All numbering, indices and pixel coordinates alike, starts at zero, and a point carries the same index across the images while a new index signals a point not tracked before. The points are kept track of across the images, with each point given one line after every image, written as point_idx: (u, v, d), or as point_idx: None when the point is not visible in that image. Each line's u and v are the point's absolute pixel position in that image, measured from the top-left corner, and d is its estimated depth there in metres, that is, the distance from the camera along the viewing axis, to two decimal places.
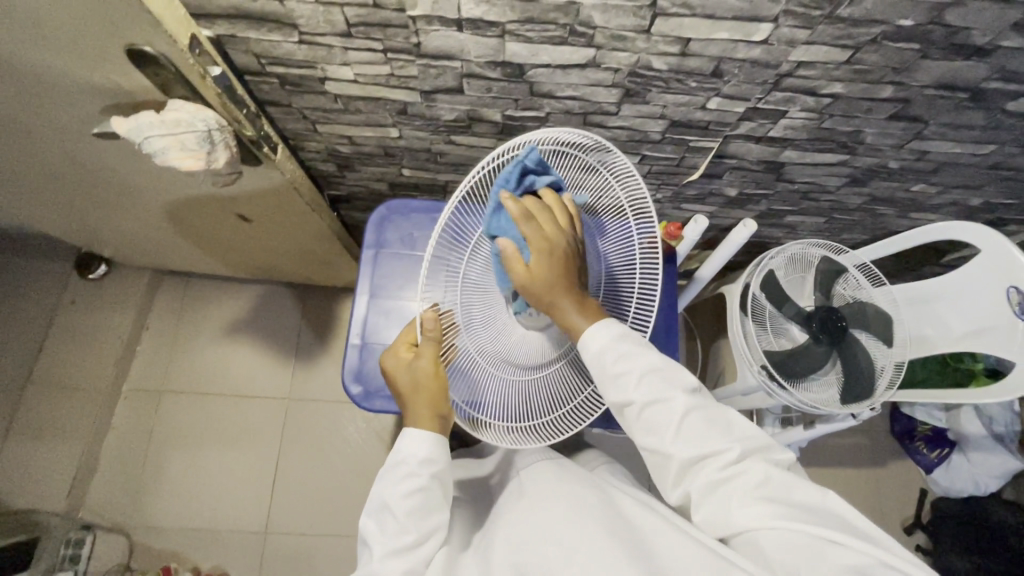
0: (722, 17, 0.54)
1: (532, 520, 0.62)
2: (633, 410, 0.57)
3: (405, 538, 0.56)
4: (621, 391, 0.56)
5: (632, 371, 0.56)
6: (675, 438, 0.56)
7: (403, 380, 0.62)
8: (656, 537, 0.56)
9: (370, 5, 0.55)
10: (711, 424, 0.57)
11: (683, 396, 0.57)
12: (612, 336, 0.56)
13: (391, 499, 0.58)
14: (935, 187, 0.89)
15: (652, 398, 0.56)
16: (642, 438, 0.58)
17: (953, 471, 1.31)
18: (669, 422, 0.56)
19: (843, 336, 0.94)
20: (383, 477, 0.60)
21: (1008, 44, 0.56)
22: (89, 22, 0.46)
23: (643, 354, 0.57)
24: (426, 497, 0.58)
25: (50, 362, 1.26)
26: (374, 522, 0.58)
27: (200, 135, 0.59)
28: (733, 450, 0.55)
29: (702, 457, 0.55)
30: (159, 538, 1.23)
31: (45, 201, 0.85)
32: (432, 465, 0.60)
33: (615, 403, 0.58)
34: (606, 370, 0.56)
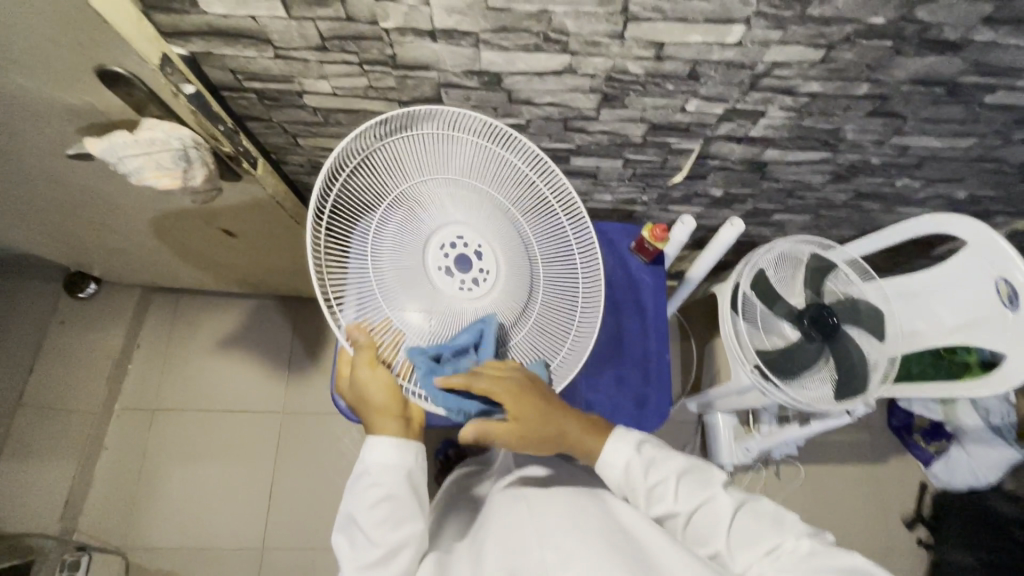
0: (695, 20, 0.54)
1: (526, 519, 0.61)
2: (678, 519, 0.62)
3: (372, 552, 0.56)
4: (663, 501, 0.62)
5: (668, 477, 0.63)
6: (714, 533, 0.60)
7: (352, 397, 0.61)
8: (661, 557, 0.56)
9: (343, 18, 0.55)
10: (756, 517, 0.59)
11: (722, 494, 0.62)
12: (633, 452, 0.64)
13: (357, 513, 0.58)
14: (920, 182, 0.89)
15: (692, 504, 0.61)
16: (690, 547, 0.62)
17: (952, 464, 1.29)
18: (713, 522, 0.60)
19: (835, 332, 0.94)
20: (350, 492, 0.60)
21: (980, 38, 0.56)
22: (59, 46, 0.47)
23: (670, 461, 0.65)
24: (394, 508, 0.58)
25: (41, 383, 1.26)
26: (345, 537, 0.59)
27: (175, 153, 0.59)
28: (784, 539, 0.57)
29: (759, 555, 0.57)
30: (154, 557, 1.21)
31: (28, 220, 0.85)
32: (404, 472, 0.60)
33: (660, 516, 0.62)
34: (643, 484, 0.63)
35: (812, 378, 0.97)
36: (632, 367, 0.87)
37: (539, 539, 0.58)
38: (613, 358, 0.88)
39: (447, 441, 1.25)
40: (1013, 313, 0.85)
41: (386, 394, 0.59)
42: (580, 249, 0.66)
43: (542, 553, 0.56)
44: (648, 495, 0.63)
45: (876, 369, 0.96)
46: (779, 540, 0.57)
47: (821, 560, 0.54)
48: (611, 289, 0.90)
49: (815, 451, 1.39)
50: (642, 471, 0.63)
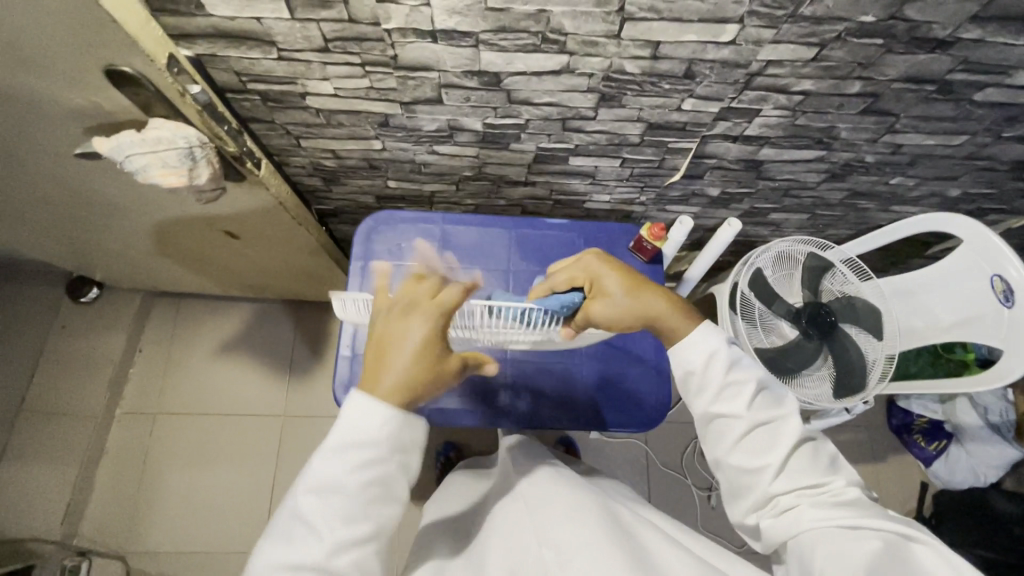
0: (689, 20, 0.55)
1: (526, 522, 0.63)
2: (738, 427, 0.59)
3: (361, 529, 0.51)
4: (732, 404, 0.59)
5: (748, 383, 0.59)
6: (769, 449, 0.58)
7: (393, 337, 0.54)
8: (659, 555, 0.57)
9: (345, 20, 0.57)
10: (815, 455, 0.58)
11: (794, 423, 0.59)
12: (720, 344, 0.61)
13: (344, 479, 0.52)
14: (913, 180, 0.91)
15: (760, 418, 0.58)
16: (730, 456, 0.59)
17: (954, 462, 1.29)
18: (773, 440, 0.58)
19: (832, 330, 0.96)
20: (329, 452, 0.52)
21: (968, 36, 0.58)
22: (70, 47, 0.48)
23: (754, 370, 0.60)
24: (385, 482, 0.53)
25: (43, 388, 1.26)
26: (318, 500, 0.51)
27: (181, 151, 0.61)
28: (834, 480, 0.56)
29: (804, 487, 0.56)
30: (154, 562, 1.21)
31: (33, 223, 0.86)
32: (399, 441, 0.54)
33: (719, 416, 0.60)
34: (716, 382, 0.60)
35: (812, 376, 0.98)
36: (630, 364, 0.88)
37: (538, 539, 0.60)
38: (612, 355, 0.88)
39: (448, 443, 1.26)
40: (1009, 309, 0.86)
41: (420, 363, 0.53)
42: None
43: (542, 551, 0.58)
44: (718, 392, 0.60)
45: (873, 367, 0.95)
46: (828, 478, 0.56)
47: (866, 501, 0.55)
48: None
49: None
50: (722, 368, 0.60)
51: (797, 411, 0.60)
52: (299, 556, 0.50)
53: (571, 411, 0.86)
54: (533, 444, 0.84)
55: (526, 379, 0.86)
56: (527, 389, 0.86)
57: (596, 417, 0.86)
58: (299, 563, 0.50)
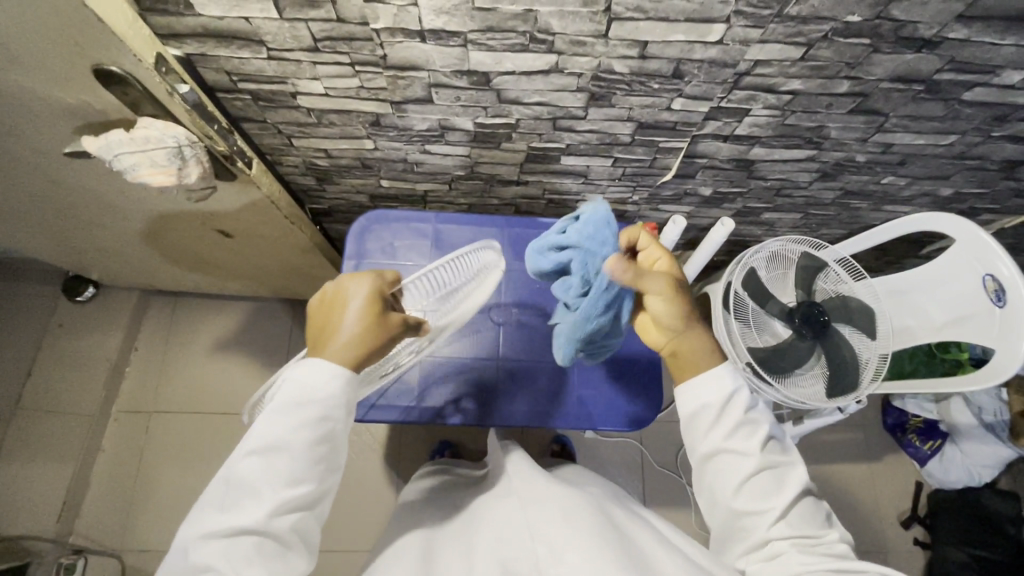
0: (676, 20, 0.56)
1: (519, 514, 0.63)
2: (744, 467, 0.62)
3: (302, 488, 0.55)
4: (741, 443, 0.63)
5: (760, 427, 0.64)
6: (769, 494, 0.62)
7: (337, 302, 0.57)
8: (636, 549, 0.58)
9: (334, 20, 0.57)
10: (810, 510, 0.63)
11: (796, 476, 0.63)
12: (736, 389, 0.65)
13: (291, 440, 0.55)
14: (905, 179, 0.91)
15: (767, 462, 0.63)
16: (733, 497, 0.62)
17: (947, 462, 1.29)
18: (775, 486, 0.62)
19: (826, 330, 0.95)
20: (271, 415, 0.55)
21: (954, 35, 0.58)
22: (57, 45, 0.48)
23: (763, 421, 0.65)
24: (329, 443, 0.57)
25: (39, 387, 1.26)
26: (258, 462, 0.54)
27: (170, 150, 0.61)
28: (828, 533, 0.61)
29: (800, 534, 0.60)
30: (149, 560, 1.22)
31: (27, 222, 0.86)
32: (344, 402, 0.57)
33: (727, 454, 0.63)
34: (732, 419, 0.64)
35: (805, 376, 0.98)
36: (623, 365, 0.89)
37: (532, 534, 0.59)
38: (601, 355, 0.89)
39: (443, 442, 1.26)
40: (1001, 309, 0.86)
41: (364, 329, 0.56)
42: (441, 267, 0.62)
43: (533, 546, 0.57)
44: (733, 429, 0.63)
45: (867, 366, 0.95)
46: (823, 531, 0.61)
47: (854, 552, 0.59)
48: None
49: (810, 451, 1.40)
50: (738, 409, 0.64)
51: (800, 463, 0.65)
52: (241, 519, 0.53)
53: (561, 410, 0.86)
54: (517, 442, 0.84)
55: (516, 378, 0.87)
56: (518, 389, 0.86)
57: (586, 416, 0.86)
58: (239, 524, 0.52)
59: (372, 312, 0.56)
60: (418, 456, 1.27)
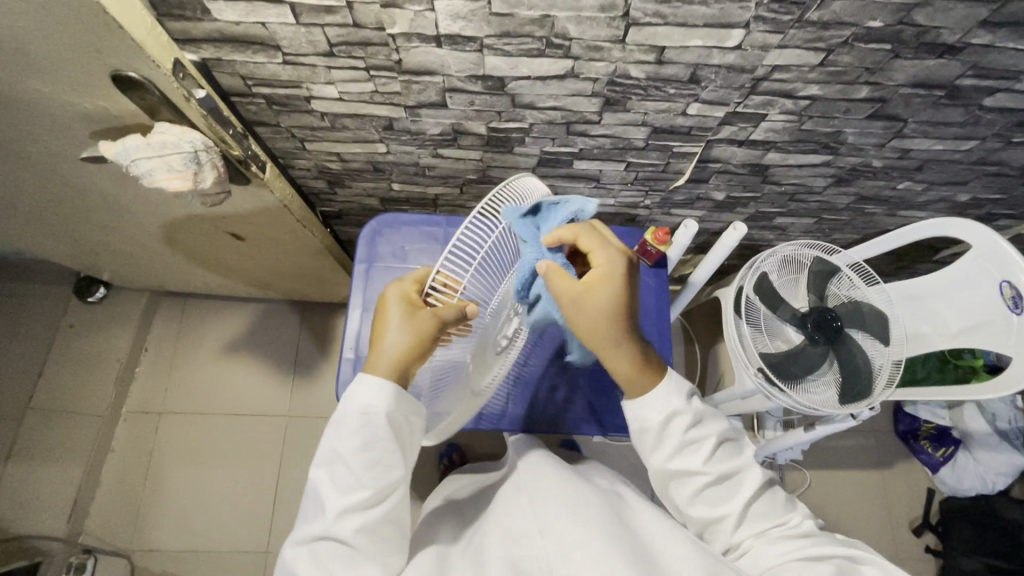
0: (695, 25, 0.55)
1: (527, 509, 0.61)
2: (697, 480, 0.62)
3: (361, 493, 0.55)
4: (689, 458, 0.62)
5: (706, 438, 0.63)
6: (726, 499, 0.62)
7: (377, 326, 0.56)
8: (663, 545, 0.55)
9: (350, 25, 0.57)
10: (771, 498, 0.63)
11: (753, 470, 0.63)
12: (680, 400, 0.63)
13: (346, 451, 0.56)
14: (922, 185, 0.90)
15: (719, 470, 0.62)
16: (692, 505, 0.63)
17: (960, 469, 1.28)
18: (732, 489, 0.62)
19: (839, 335, 0.93)
20: (332, 428, 0.58)
21: (978, 41, 0.57)
22: (75, 50, 0.48)
23: (713, 423, 0.64)
24: (383, 449, 0.56)
25: (50, 387, 1.27)
26: (324, 471, 0.57)
27: (186, 155, 0.61)
28: (791, 517, 0.61)
29: (762, 523, 0.61)
30: (158, 560, 1.22)
31: (41, 223, 0.87)
32: (393, 412, 0.57)
33: (677, 472, 0.62)
34: (676, 438, 0.62)
35: (817, 382, 0.96)
36: None
37: (539, 530, 0.57)
38: None
39: (452, 445, 1.26)
40: (1018, 316, 0.84)
41: (405, 343, 0.54)
42: (472, 260, 0.51)
43: (543, 544, 0.55)
44: (679, 448, 0.62)
45: (881, 373, 0.94)
46: (786, 515, 0.62)
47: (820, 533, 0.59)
48: None
49: (821, 457, 1.38)
50: (684, 424, 0.62)
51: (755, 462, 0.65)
52: (316, 528, 0.55)
53: (571, 416, 0.86)
54: (537, 441, 0.82)
55: (527, 383, 0.86)
56: (529, 394, 0.86)
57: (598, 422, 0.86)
58: (312, 533, 0.55)
59: (404, 325, 0.54)
60: (426, 458, 1.27)
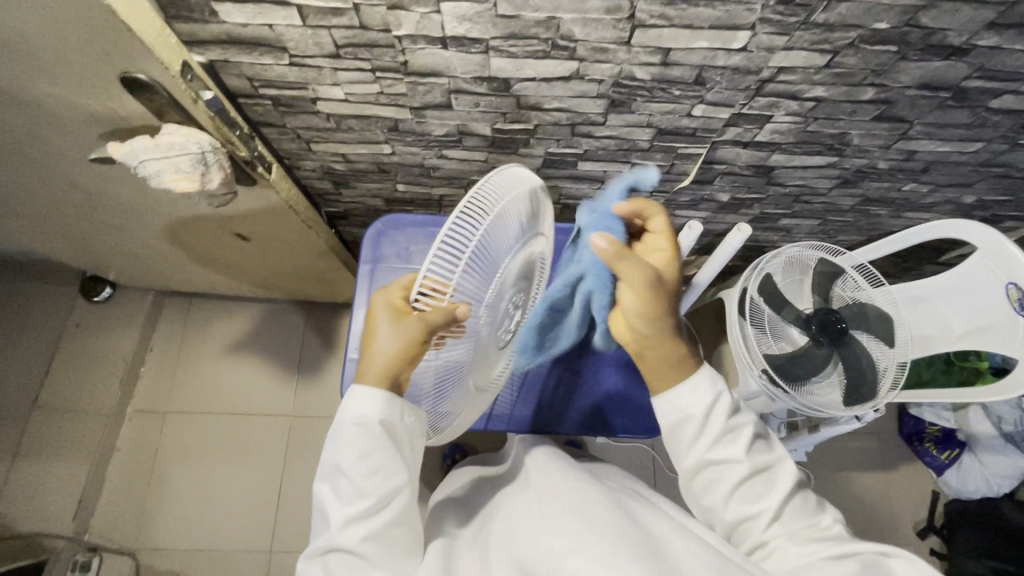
0: (700, 27, 0.55)
1: (535, 510, 0.61)
2: (736, 470, 0.61)
3: (362, 503, 0.56)
4: (729, 448, 0.62)
5: (744, 429, 0.63)
6: (761, 494, 0.61)
7: (368, 335, 0.55)
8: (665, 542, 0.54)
9: (357, 27, 0.57)
10: (802, 498, 0.62)
11: (785, 468, 0.63)
12: (720, 391, 0.64)
13: (345, 465, 0.57)
14: (927, 186, 0.90)
15: (757, 462, 0.62)
16: (729, 499, 0.61)
17: (964, 472, 1.28)
18: (766, 484, 0.62)
19: (843, 337, 0.93)
20: (331, 442, 0.59)
21: (984, 43, 0.57)
22: (85, 52, 0.48)
23: (748, 417, 0.65)
24: (380, 459, 0.57)
25: (56, 385, 1.28)
26: (328, 487, 0.58)
27: (194, 157, 0.61)
28: (820, 517, 0.61)
29: (794, 519, 0.60)
30: (163, 559, 1.22)
31: (49, 223, 0.87)
32: (386, 423, 0.57)
33: (716, 461, 0.62)
34: (716, 427, 0.62)
35: (822, 384, 0.96)
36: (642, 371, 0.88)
37: (546, 527, 0.57)
38: (618, 362, 0.88)
39: (455, 445, 1.26)
40: None
41: (393, 353, 0.53)
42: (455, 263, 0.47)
43: (550, 541, 0.55)
44: (717, 437, 0.62)
45: (885, 376, 0.94)
46: (817, 517, 0.61)
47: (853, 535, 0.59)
48: None
49: (824, 459, 1.38)
50: (723, 413, 0.63)
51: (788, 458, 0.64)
52: (325, 540, 0.57)
53: (573, 416, 0.86)
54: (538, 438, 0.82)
55: (531, 384, 0.86)
56: (534, 394, 0.86)
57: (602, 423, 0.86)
58: (323, 544, 0.57)
59: (392, 335, 0.52)
60: (430, 459, 1.28)
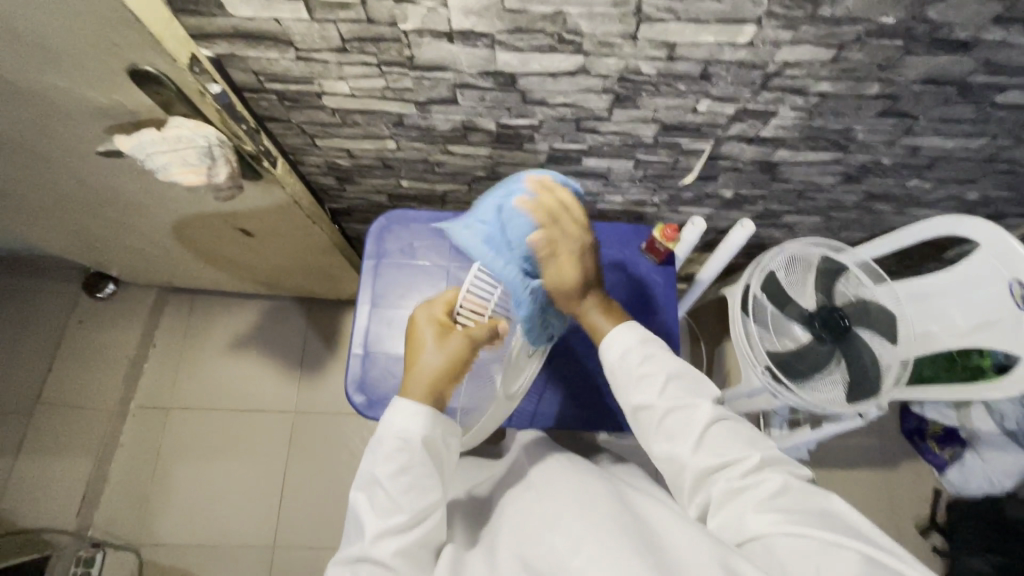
0: (707, 21, 0.55)
1: (539, 507, 0.61)
2: (652, 414, 0.60)
3: (399, 517, 0.55)
4: (644, 393, 0.61)
5: (656, 373, 0.61)
6: (680, 434, 0.58)
7: (417, 349, 0.64)
8: (668, 536, 0.53)
9: (363, 21, 0.57)
10: (736, 436, 0.58)
11: (708, 405, 0.60)
12: (635, 341, 0.64)
13: (381, 476, 0.56)
14: (931, 182, 0.90)
15: (672, 403, 0.60)
16: (653, 442, 0.61)
17: (966, 470, 1.26)
18: (688, 426, 0.59)
19: (845, 334, 0.93)
20: (371, 452, 0.59)
21: (990, 37, 0.57)
22: (94, 45, 0.48)
23: (669, 360, 0.63)
24: (417, 473, 0.57)
25: (60, 381, 1.28)
26: (364, 495, 0.57)
27: (200, 150, 0.61)
28: (749, 459, 0.56)
29: (721, 463, 0.56)
30: (166, 554, 1.23)
31: (54, 219, 0.88)
32: (427, 439, 0.59)
33: (635, 408, 0.62)
34: (631, 371, 0.63)
35: (824, 381, 0.95)
36: None
37: (549, 524, 0.57)
38: None
39: None
40: None
41: (445, 363, 0.62)
42: None
43: (553, 539, 0.55)
44: (632, 380, 0.62)
45: (889, 372, 0.94)
46: (746, 454, 0.57)
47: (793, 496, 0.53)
48: (616, 287, 0.91)
49: (826, 455, 1.38)
50: (637, 359, 0.63)
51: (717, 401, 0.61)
52: (356, 550, 0.55)
53: (576, 411, 0.86)
54: (544, 439, 0.81)
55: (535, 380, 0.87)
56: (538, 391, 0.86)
57: (606, 418, 0.86)
58: (350, 555, 0.55)
59: (445, 350, 0.62)
60: None
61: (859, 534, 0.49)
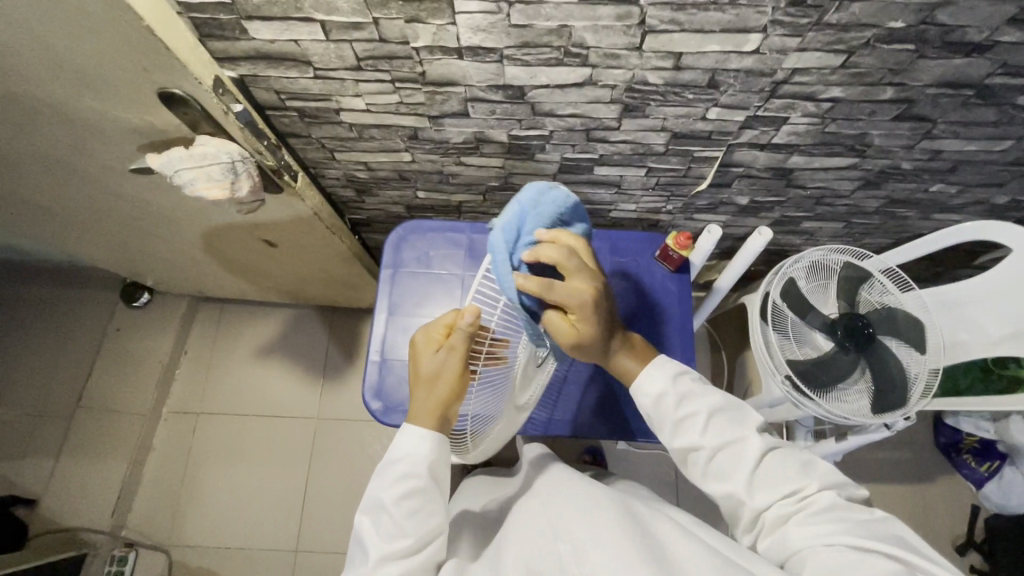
0: (711, 31, 0.56)
1: (543, 518, 0.62)
2: (699, 456, 0.59)
3: (403, 542, 0.56)
4: (687, 435, 0.60)
5: (699, 412, 0.60)
6: (731, 471, 0.58)
7: (424, 371, 0.60)
8: (671, 545, 0.53)
9: (376, 40, 0.59)
10: (785, 465, 0.57)
11: (753, 436, 0.59)
12: (668, 378, 0.62)
13: (387, 501, 0.58)
14: (955, 187, 0.87)
15: (717, 441, 0.59)
16: (705, 481, 0.60)
17: (1006, 485, 1.22)
18: (735, 462, 0.58)
19: (870, 343, 0.90)
20: (377, 476, 0.60)
21: (1007, 39, 0.56)
22: (127, 71, 0.52)
23: (707, 396, 0.61)
24: (423, 499, 0.59)
25: (97, 386, 1.34)
26: (369, 518, 0.58)
27: (225, 166, 0.65)
28: (807, 484, 0.56)
29: (773, 495, 0.56)
30: (194, 555, 1.27)
31: (94, 232, 0.93)
32: (431, 465, 0.60)
33: (680, 450, 0.61)
34: (673, 413, 0.61)
35: (848, 392, 0.93)
36: None
37: (553, 532, 0.58)
38: None
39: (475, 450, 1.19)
40: None
41: (454, 390, 0.60)
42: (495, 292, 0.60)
43: (558, 547, 0.56)
44: (677, 424, 0.61)
45: (917, 381, 0.91)
46: (800, 483, 0.56)
47: (844, 511, 0.53)
48: (629, 296, 0.91)
49: (854, 469, 1.34)
50: (674, 403, 0.61)
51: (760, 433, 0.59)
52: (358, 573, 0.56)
53: (590, 420, 0.86)
54: (552, 455, 0.81)
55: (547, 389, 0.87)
56: (551, 401, 0.87)
57: (620, 427, 0.86)
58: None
59: (455, 375, 0.60)
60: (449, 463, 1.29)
61: (907, 548, 0.49)
